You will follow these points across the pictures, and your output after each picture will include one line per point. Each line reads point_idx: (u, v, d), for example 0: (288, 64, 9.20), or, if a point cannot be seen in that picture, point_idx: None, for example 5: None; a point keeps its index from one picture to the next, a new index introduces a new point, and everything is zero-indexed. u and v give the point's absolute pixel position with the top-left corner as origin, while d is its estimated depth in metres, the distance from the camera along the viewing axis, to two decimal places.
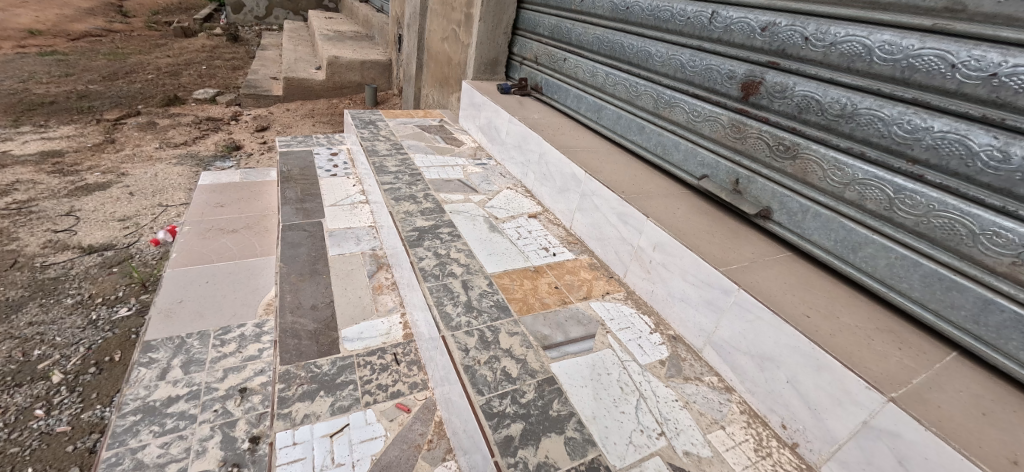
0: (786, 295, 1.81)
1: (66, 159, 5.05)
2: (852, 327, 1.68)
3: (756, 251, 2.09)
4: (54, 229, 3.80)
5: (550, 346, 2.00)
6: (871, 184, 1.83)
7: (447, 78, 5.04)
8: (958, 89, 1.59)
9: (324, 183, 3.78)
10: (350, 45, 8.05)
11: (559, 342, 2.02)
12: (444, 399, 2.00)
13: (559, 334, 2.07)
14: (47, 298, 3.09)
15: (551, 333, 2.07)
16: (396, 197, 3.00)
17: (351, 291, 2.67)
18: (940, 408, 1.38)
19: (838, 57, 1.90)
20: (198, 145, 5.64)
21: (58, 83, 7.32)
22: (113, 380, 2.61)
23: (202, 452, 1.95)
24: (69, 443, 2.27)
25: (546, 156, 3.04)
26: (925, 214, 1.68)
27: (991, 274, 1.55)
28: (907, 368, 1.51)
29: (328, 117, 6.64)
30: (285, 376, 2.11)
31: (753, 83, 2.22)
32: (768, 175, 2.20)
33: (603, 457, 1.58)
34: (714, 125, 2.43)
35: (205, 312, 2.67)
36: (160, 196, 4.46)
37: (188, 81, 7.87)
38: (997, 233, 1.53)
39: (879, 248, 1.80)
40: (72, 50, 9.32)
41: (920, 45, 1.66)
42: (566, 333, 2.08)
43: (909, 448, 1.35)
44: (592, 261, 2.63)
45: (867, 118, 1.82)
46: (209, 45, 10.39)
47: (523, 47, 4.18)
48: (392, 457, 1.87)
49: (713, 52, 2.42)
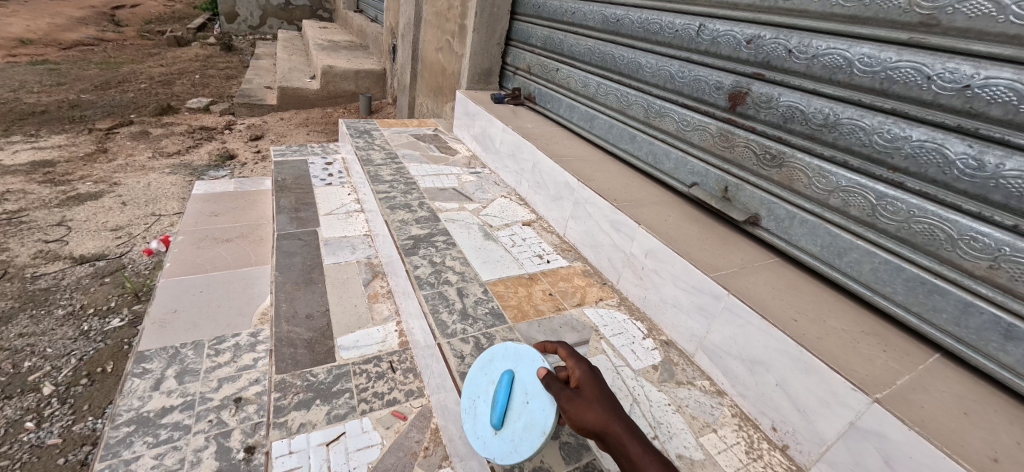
0: (774, 299, 1.85)
1: (57, 168, 5.03)
2: (839, 330, 1.72)
3: (746, 257, 2.14)
4: (45, 240, 3.78)
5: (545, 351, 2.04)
6: (854, 191, 1.88)
7: (441, 87, 5.10)
8: (934, 99, 1.65)
9: (319, 192, 3.79)
10: (344, 55, 8.09)
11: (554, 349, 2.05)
12: (441, 406, 2.02)
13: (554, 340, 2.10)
14: (37, 309, 3.07)
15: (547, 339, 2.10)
16: (391, 205, 3.02)
17: (347, 299, 2.69)
18: (923, 409, 1.42)
19: (821, 69, 1.96)
20: (191, 154, 5.64)
21: (49, 93, 7.30)
22: (105, 391, 2.60)
23: (196, 463, 1.94)
24: (61, 456, 2.25)
25: (539, 165, 3.08)
26: (906, 221, 1.73)
27: (970, 277, 1.59)
28: (892, 370, 1.56)
29: (322, 126, 6.67)
30: (281, 385, 2.12)
31: (740, 94, 2.28)
32: (756, 182, 2.26)
33: (598, 462, 1.60)
34: (703, 134, 2.49)
35: (199, 323, 2.67)
36: (153, 205, 4.46)
37: (181, 90, 7.87)
38: (975, 237, 1.58)
39: (864, 254, 1.85)
40: (63, 59, 9.29)
41: (897, 58, 1.72)
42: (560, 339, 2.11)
43: (893, 448, 1.39)
44: (585, 268, 2.66)
45: (849, 128, 1.88)
46: (202, 54, 10.40)
47: (516, 57, 4.24)
48: (388, 465, 1.88)
49: (701, 63, 2.48)
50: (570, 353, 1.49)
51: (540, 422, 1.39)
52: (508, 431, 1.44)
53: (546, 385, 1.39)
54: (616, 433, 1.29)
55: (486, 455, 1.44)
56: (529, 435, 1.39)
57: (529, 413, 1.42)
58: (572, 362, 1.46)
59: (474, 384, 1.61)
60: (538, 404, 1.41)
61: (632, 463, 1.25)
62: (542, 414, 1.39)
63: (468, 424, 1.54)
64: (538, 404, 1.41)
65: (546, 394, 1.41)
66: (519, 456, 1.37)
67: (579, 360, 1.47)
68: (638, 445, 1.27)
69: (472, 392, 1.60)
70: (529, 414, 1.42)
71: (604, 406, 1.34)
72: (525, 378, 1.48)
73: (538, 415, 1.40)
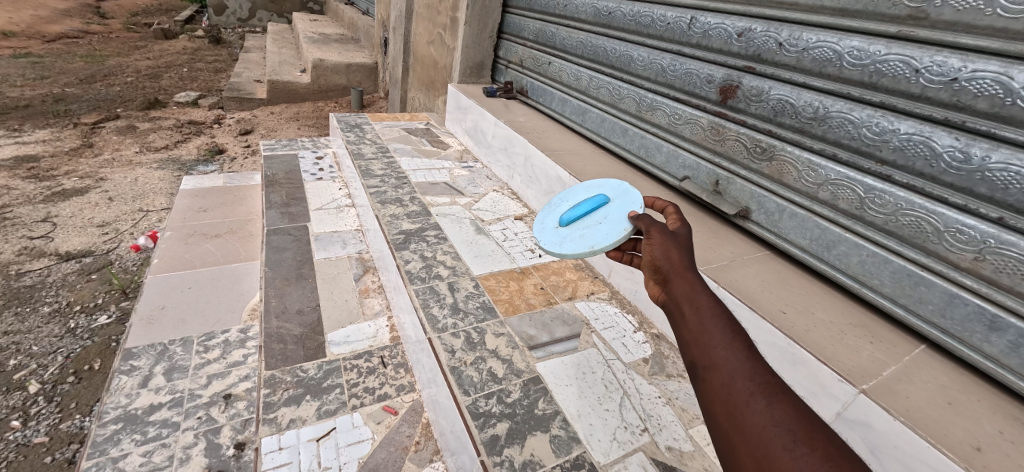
0: (763, 292, 1.87)
1: (42, 163, 4.94)
2: (827, 322, 1.74)
3: (736, 250, 2.15)
4: (30, 236, 3.72)
5: (535, 344, 2.04)
6: (843, 184, 1.89)
7: (433, 81, 5.07)
8: (922, 92, 1.65)
9: (310, 186, 3.76)
10: (335, 48, 8.00)
11: (544, 342, 2.05)
12: (432, 401, 2.01)
13: (544, 334, 2.09)
14: (22, 307, 3.02)
15: (537, 334, 2.09)
16: (382, 200, 3.00)
17: (337, 295, 2.67)
18: (908, 399, 1.43)
19: (811, 62, 1.96)
20: (179, 148, 5.57)
21: (33, 87, 7.16)
22: (93, 389, 2.57)
23: (186, 460, 1.93)
24: (48, 454, 2.22)
25: (531, 159, 3.07)
26: (894, 213, 1.75)
27: (955, 269, 1.61)
28: (879, 362, 1.57)
29: (313, 120, 6.61)
30: (271, 381, 2.10)
31: (731, 87, 2.28)
32: (746, 176, 2.26)
33: (588, 455, 1.60)
34: (694, 127, 2.49)
35: (188, 319, 2.64)
36: (141, 201, 4.39)
37: (168, 84, 7.75)
38: (960, 230, 1.59)
39: (852, 246, 1.87)
40: (47, 53, 9.11)
41: (886, 51, 1.73)
42: (551, 333, 2.11)
43: (879, 438, 1.41)
44: (577, 262, 2.68)
45: (838, 121, 1.88)
46: (190, 47, 10.24)
47: (509, 50, 4.21)
48: (379, 460, 1.87)
49: (692, 56, 2.48)
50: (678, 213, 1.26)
51: (595, 237, 1.35)
52: (565, 236, 1.46)
53: (632, 218, 1.28)
54: (691, 277, 1.06)
55: (541, 239, 1.54)
56: (579, 241, 1.39)
57: (592, 230, 1.39)
58: (677, 217, 1.24)
59: (577, 196, 1.67)
60: (607, 227, 1.35)
61: (691, 306, 1.01)
62: (604, 235, 1.32)
63: (549, 218, 1.65)
64: (607, 227, 1.36)
65: (622, 224, 1.33)
66: (557, 247, 1.43)
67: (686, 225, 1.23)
68: (708, 296, 1.02)
69: (571, 201, 1.66)
70: (593, 230, 1.39)
71: (689, 256, 1.11)
72: (615, 209, 1.43)
73: (598, 232, 1.35)
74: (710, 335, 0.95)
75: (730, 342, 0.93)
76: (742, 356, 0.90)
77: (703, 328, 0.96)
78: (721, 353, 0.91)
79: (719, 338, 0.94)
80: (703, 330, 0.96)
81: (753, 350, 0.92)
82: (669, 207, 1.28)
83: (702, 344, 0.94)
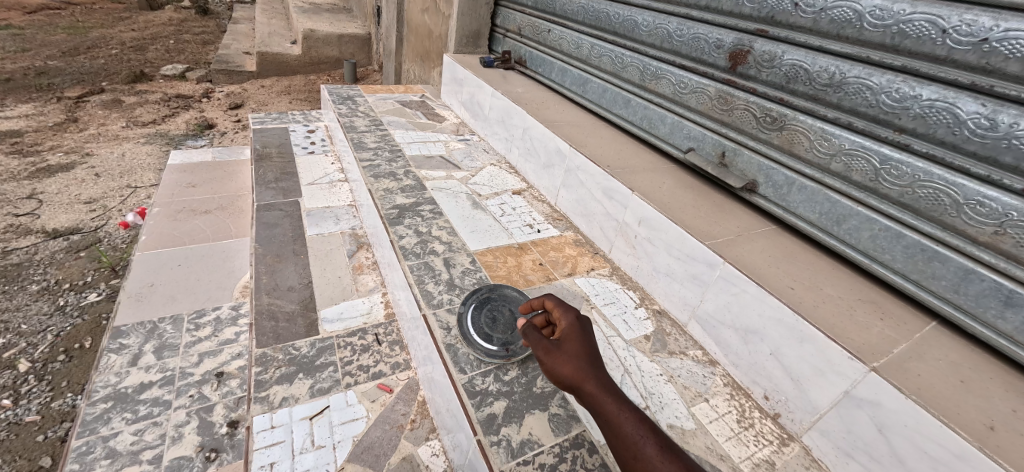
0: (769, 268, 1.79)
1: (26, 139, 4.77)
2: (835, 298, 1.68)
3: (740, 224, 2.07)
4: (15, 214, 3.61)
5: (489, 343, 1.78)
6: (857, 154, 1.80)
7: (428, 52, 4.90)
8: (948, 55, 1.56)
9: (301, 161, 3.64)
10: (326, 18, 7.74)
11: (501, 342, 1.79)
12: (428, 379, 1.95)
13: (502, 333, 1.83)
14: (10, 285, 2.94)
15: (494, 331, 1.82)
16: (375, 174, 2.90)
17: (330, 271, 2.59)
18: (920, 376, 1.38)
19: (828, 23, 1.85)
20: (167, 122, 5.40)
21: (14, 59, 6.91)
22: (84, 367, 2.51)
23: (178, 438, 1.88)
24: (40, 433, 2.18)
25: (530, 132, 2.96)
26: (910, 185, 1.67)
27: (973, 244, 1.54)
28: (888, 339, 1.52)
29: (305, 94, 6.42)
30: (262, 359, 2.04)
31: (741, 53, 2.17)
32: (754, 147, 2.17)
33: (588, 433, 1.56)
34: (701, 97, 2.39)
35: (178, 297, 2.56)
36: (129, 177, 4.27)
37: (154, 57, 7.49)
38: (981, 202, 1.52)
39: (864, 220, 1.79)
40: (27, 24, 8.76)
41: (911, 10, 1.62)
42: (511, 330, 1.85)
43: (887, 416, 1.36)
44: (577, 237, 2.59)
45: (855, 87, 1.78)
46: (177, 18, 9.90)
47: (507, 18, 4.04)
48: (374, 438, 1.83)
49: (701, 20, 2.35)
50: (557, 308, 1.41)
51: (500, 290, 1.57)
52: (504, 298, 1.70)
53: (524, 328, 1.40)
54: (593, 392, 1.19)
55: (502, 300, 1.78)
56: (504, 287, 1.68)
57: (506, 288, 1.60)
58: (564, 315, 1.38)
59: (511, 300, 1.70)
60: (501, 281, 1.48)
61: (607, 421, 1.15)
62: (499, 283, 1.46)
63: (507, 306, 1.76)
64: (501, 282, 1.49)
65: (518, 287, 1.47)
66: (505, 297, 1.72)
67: (565, 310, 1.41)
68: (614, 405, 1.16)
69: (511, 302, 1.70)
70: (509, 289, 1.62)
71: (586, 352, 1.27)
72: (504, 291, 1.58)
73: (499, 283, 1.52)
74: (630, 447, 1.10)
75: (646, 447, 1.09)
76: (659, 460, 1.06)
77: (623, 440, 1.11)
78: (645, 463, 1.07)
79: (638, 448, 1.09)
80: (624, 443, 1.11)
81: (667, 449, 1.07)
82: (548, 305, 1.43)
83: (627, 456, 1.10)
